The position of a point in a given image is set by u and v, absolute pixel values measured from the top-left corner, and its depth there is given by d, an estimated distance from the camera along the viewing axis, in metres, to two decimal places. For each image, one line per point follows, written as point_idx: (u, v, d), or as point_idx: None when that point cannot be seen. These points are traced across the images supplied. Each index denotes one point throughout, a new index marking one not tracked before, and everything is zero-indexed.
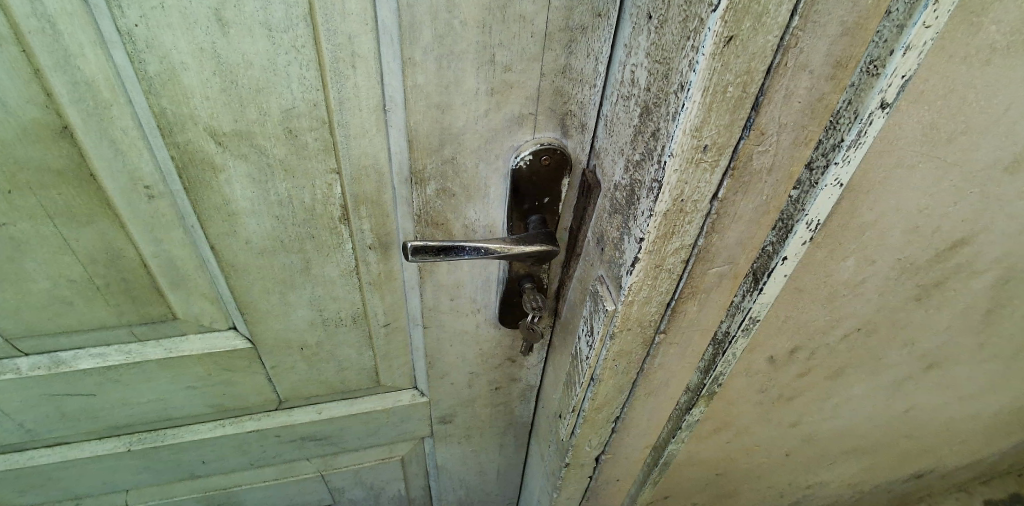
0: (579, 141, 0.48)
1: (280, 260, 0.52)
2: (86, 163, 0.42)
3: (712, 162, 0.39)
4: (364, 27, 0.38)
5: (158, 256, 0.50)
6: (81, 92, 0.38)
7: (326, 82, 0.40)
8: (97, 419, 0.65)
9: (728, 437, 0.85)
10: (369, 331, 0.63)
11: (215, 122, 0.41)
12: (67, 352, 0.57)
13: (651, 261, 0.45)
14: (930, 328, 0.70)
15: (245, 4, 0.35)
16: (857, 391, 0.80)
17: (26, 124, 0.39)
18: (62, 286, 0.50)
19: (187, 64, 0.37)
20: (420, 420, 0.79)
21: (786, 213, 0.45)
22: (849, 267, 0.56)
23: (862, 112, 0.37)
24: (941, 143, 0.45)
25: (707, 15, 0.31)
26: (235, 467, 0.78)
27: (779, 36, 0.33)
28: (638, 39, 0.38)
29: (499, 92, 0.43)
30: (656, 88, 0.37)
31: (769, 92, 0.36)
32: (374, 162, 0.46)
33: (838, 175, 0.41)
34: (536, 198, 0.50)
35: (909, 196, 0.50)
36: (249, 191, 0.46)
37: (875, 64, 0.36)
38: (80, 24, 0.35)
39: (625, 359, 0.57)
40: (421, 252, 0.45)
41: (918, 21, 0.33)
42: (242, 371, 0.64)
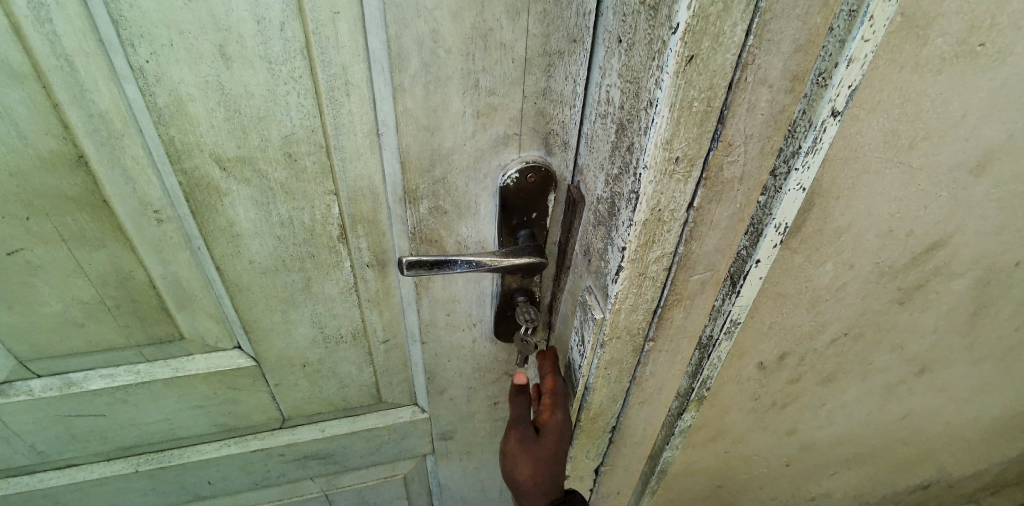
0: (563, 159, 0.51)
1: (282, 279, 0.55)
2: (100, 189, 0.45)
3: (684, 173, 0.42)
4: (357, 58, 0.41)
5: (166, 278, 0.52)
6: (95, 124, 0.41)
7: (322, 109, 0.43)
8: (105, 440, 0.67)
9: (726, 446, 0.86)
10: (369, 348, 0.65)
11: (220, 148, 0.44)
12: (79, 373, 0.59)
13: (634, 269, 0.48)
14: (917, 330, 0.71)
15: (247, 40, 0.38)
16: (850, 396, 0.81)
17: (44, 154, 0.42)
18: (74, 307, 0.52)
19: (194, 96, 0.40)
20: (421, 437, 0.80)
21: (757, 218, 0.48)
22: (828, 272, 0.58)
23: (815, 120, 0.40)
24: (904, 149, 0.48)
25: (668, 37, 0.34)
26: (240, 488, 0.79)
27: (737, 54, 0.36)
28: (611, 61, 0.41)
29: (484, 114, 0.46)
30: (629, 105, 0.40)
31: (732, 106, 0.39)
32: (369, 183, 0.49)
33: (801, 179, 0.43)
34: (525, 212, 0.53)
35: (879, 201, 0.52)
36: (252, 213, 0.48)
37: (823, 76, 0.38)
38: (96, 62, 0.38)
39: (617, 367, 0.59)
40: (416, 267, 0.48)
41: (856, 36, 0.35)
42: (247, 389, 0.65)
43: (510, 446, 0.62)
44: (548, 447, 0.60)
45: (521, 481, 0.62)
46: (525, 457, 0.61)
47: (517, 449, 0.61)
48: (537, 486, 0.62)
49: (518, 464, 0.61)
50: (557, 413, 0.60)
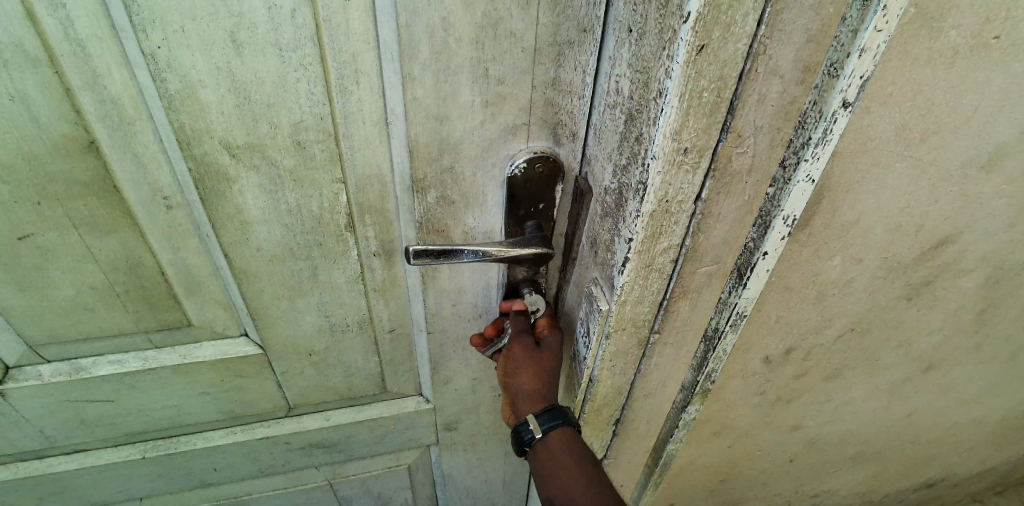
0: (571, 149, 0.51)
1: (289, 267, 0.55)
2: (111, 176, 0.45)
3: (693, 164, 0.42)
4: (367, 46, 0.41)
5: (175, 265, 0.53)
6: (106, 110, 0.41)
7: (332, 97, 0.43)
8: (113, 425, 0.67)
9: (730, 440, 0.86)
10: (375, 337, 0.65)
11: (230, 135, 0.44)
12: (88, 358, 0.60)
13: (641, 261, 0.48)
14: (925, 327, 0.71)
15: (258, 26, 0.38)
16: (856, 393, 0.80)
17: (57, 139, 0.42)
18: (84, 293, 0.53)
19: (205, 82, 0.40)
20: (426, 428, 0.81)
21: (764, 210, 0.48)
22: (836, 266, 0.58)
23: (826, 110, 0.40)
24: (914, 143, 0.48)
25: (679, 26, 0.34)
26: (246, 475, 0.80)
27: (748, 44, 0.36)
28: (622, 51, 0.41)
29: (493, 103, 0.46)
30: (638, 95, 0.40)
31: (742, 97, 0.39)
32: (377, 172, 0.49)
33: (810, 171, 0.43)
34: (531, 204, 0.53)
35: (888, 195, 0.52)
36: (260, 200, 0.49)
37: (835, 67, 0.38)
38: (109, 47, 0.38)
39: (622, 359, 0.59)
40: (423, 256, 0.48)
41: (870, 26, 0.35)
42: (253, 377, 0.66)
43: (512, 354, 0.60)
44: (551, 354, 0.60)
45: (518, 390, 0.60)
46: (529, 362, 0.59)
47: (519, 356, 0.59)
48: (536, 393, 0.60)
49: (519, 372, 0.59)
50: (557, 330, 0.62)
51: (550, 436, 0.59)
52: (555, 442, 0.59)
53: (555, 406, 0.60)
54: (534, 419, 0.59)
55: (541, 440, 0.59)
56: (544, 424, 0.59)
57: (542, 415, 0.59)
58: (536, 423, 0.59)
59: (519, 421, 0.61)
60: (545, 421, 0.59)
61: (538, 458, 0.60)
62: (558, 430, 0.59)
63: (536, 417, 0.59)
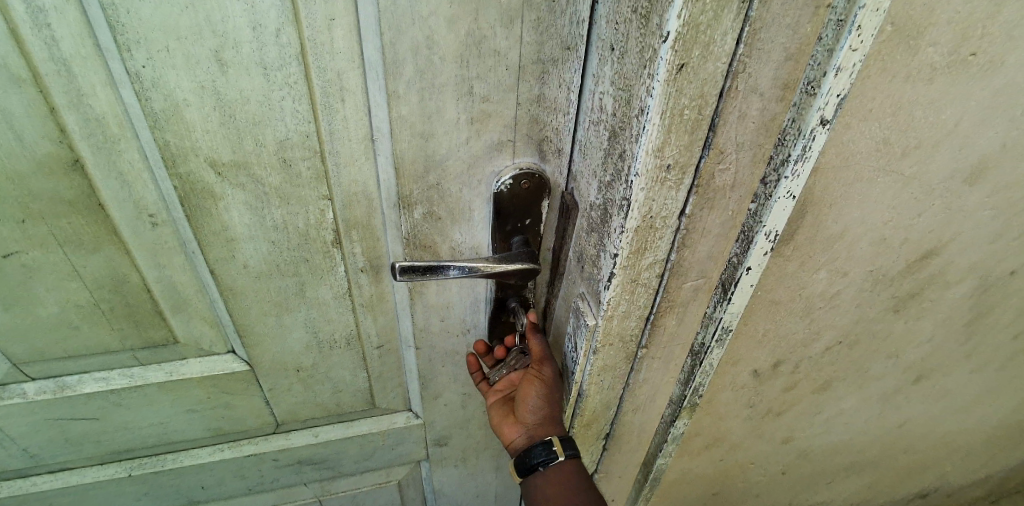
0: (556, 166, 0.51)
1: (276, 283, 0.55)
2: (95, 194, 0.45)
3: (676, 181, 0.42)
4: (351, 64, 0.41)
5: (160, 282, 0.52)
6: (91, 128, 0.41)
7: (317, 115, 0.44)
8: (99, 444, 0.66)
9: (722, 453, 0.85)
10: (363, 353, 0.65)
11: (215, 153, 0.44)
12: (73, 376, 0.59)
13: (627, 276, 0.48)
14: (913, 338, 0.71)
15: (243, 45, 0.39)
16: (847, 404, 0.81)
17: (40, 158, 0.42)
18: (69, 311, 0.52)
19: (190, 101, 0.41)
20: (416, 443, 0.80)
21: (747, 225, 0.48)
22: (822, 280, 0.59)
23: (805, 128, 0.40)
24: (895, 158, 0.48)
25: (659, 46, 0.34)
26: (234, 493, 0.79)
27: (727, 62, 0.37)
28: (605, 69, 0.41)
29: (479, 120, 0.47)
30: (621, 112, 0.41)
31: (723, 114, 0.40)
32: (363, 189, 0.49)
33: (791, 187, 0.43)
34: (519, 219, 0.53)
35: (871, 209, 0.52)
36: (246, 217, 0.49)
37: (812, 85, 0.39)
38: (93, 66, 0.38)
39: (611, 374, 0.59)
40: (409, 272, 0.48)
41: (845, 45, 0.36)
42: (241, 394, 0.65)
43: (542, 375, 0.60)
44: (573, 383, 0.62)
45: (536, 412, 0.61)
46: (554, 386, 0.60)
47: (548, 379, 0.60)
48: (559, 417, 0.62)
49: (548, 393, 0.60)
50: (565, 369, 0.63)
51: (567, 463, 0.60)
52: (568, 468, 0.60)
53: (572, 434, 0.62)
54: (557, 442, 0.60)
55: (558, 462, 0.60)
56: (566, 449, 0.60)
57: (567, 441, 0.61)
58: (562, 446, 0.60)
59: (532, 442, 0.61)
60: (569, 447, 0.60)
61: (546, 481, 0.60)
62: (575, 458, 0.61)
63: (560, 441, 0.60)
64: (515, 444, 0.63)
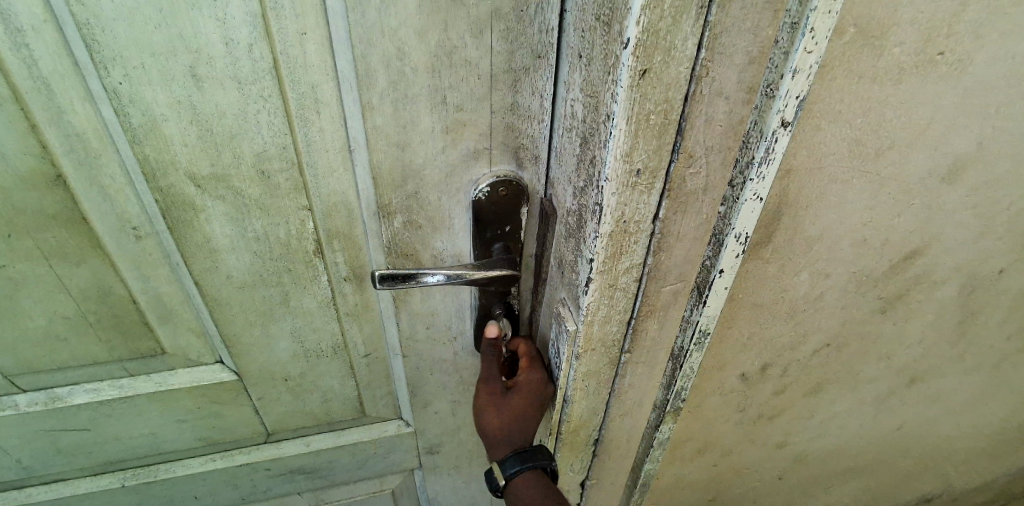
0: (534, 173, 0.52)
1: (260, 293, 0.55)
2: (78, 207, 0.46)
3: (647, 185, 0.43)
4: (326, 77, 0.42)
5: (146, 294, 0.53)
6: (72, 144, 0.42)
7: (294, 127, 0.44)
8: (91, 454, 0.67)
9: (715, 458, 0.85)
10: (351, 362, 0.65)
11: (194, 166, 0.45)
12: (64, 387, 0.60)
13: (603, 281, 0.48)
14: (903, 339, 0.71)
15: (217, 60, 0.40)
16: (839, 407, 0.80)
17: (23, 174, 0.43)
18: (57, 323, 0.53)
19: (167, 116, 0.41)
20: (408, 452, 0.80)
21: (718, 228, 0.48)
22: (804, 282, 0.59)
23: (766, 130, 0.40)
24: (869, 159, 0.49)
25: (620, 52, 0.35)
26: (227, 503, 0.80)
27: (690, 67, 0.37)
28: (575, 76, 0.42)
29: (454, 129, 0.47)
30: (590, 118, 0.41)
31: (690, 119, 0.40)
32: (343, 199, 0.50)
33: (757, 189, 0.43)
34: (498, 226, 0.53)
35: (849, 210, 0.52)
36: (227, 228, 0.49)
37: (771, 88, 0.39)
38: (71, 83, 0.39)
39: (595, 379, 0.59)
40: (389, 280, 0.48)
41: (799, 48, 0.36)
42: (230, 403, 0.66)
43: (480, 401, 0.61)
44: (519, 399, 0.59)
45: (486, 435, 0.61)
46: (495, 409, 0.60)
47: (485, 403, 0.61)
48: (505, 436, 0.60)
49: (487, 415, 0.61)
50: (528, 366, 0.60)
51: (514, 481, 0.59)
52: (519, 487, 0.59)
53: (523, 450, 0.60)
54: (501, 465, 0.60)
55: (507, 484, 0.59)
56: (509, 470, 0.59)
57: (507, 460, 0.59)
58: (500, 468, 0.59)
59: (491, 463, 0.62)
60: (510, 466, 0.59)
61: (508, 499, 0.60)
62: (523, 475, 0.59)
63: (502, 463, 0.59)
64: None
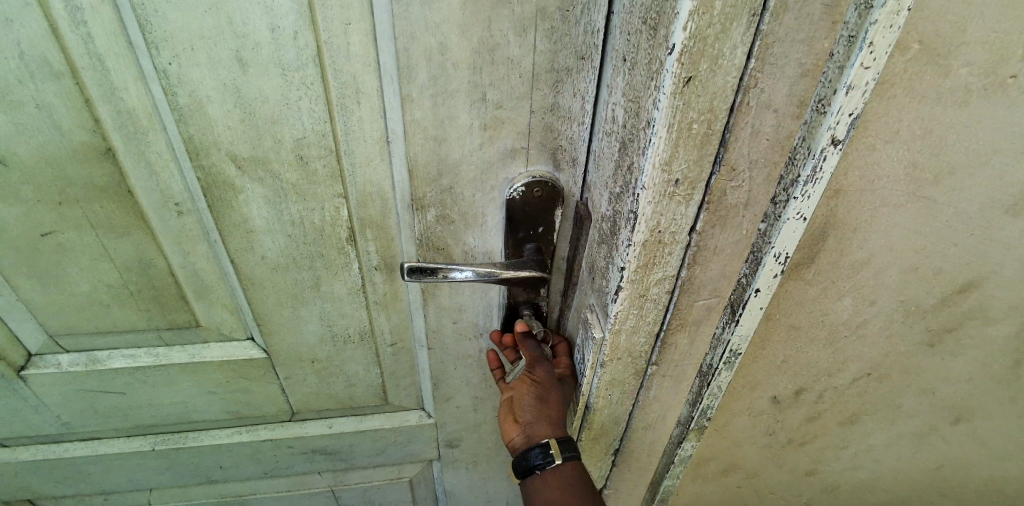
0: (571, 175, 0.51)
1: (292, 276, 0.57)
2: (125, 181, 0.48)
3: (685, 196, 0.41)
4: (367, 68, 0.42)
5: (184, 268, 0.55)
6: (122, 120, 0.44)
7: (333, 115, 0.45)
8: (126, 417, 0.70)
9: (738, 479, 0.82)
10: (377, 350, 0.66)
11: (236, 148, 0.46)
12: (104, 351, 0.63)
13: (634, 290, 0.47)
14: (949, 376, 0.66)
15: (262, 46, 0.40)
16: (876, 440, 0.76)
17: (77, 146, 0.45)
18: (100, 289, 0.56)
19: (212, 98, 0.43)
20: (427, 443, 0.81)
21: (757, 246, 0.46)
22: (846, 307, 0.56)
23: (815, 147, 0.39)
24: (926, 184, 0.46)
25: (665, 58, 0.34)
26: (250, 475, 0.82)
27: (738, 77, 0.36)
28: (618, 79, 0.41)
29: (491, 127, 0.47)
30: (630, 124, 0.40)
31: (735, 130, 0.39)
32: (378, 189, 0.50)
33: (801, 209, 0.42)
34: (530, 227, 0.53)
35: (901, 236, 0.50)
36: (265, 211, 0.51)
37: (822, 103, 0.37)
38: (124, 62, 0.41)
39: (619, 389, 0.58)
40: (417, 273, 0.48)
41: (856, 63, 0.34)
42: (258, 380, 0.68)
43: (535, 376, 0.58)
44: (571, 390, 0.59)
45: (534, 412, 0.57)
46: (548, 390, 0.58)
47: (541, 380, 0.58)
48: (557, 419, 0.57)
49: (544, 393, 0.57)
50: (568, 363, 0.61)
51: (566, 465, 0.56)
52: (568, 471, 0.56)
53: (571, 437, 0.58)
54: (556, 444, 0.56)
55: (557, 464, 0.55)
56: (565, 451, 0.56)
57: (564, 441, 0.56)
58: (559, 447, 0.55)
59: (530, 443, 0.57)
60: (567, 448, 0.56)
61: (545, 482, 0.56)
62: (575, 461, 0.56)
63: (558, 443, 0.56)
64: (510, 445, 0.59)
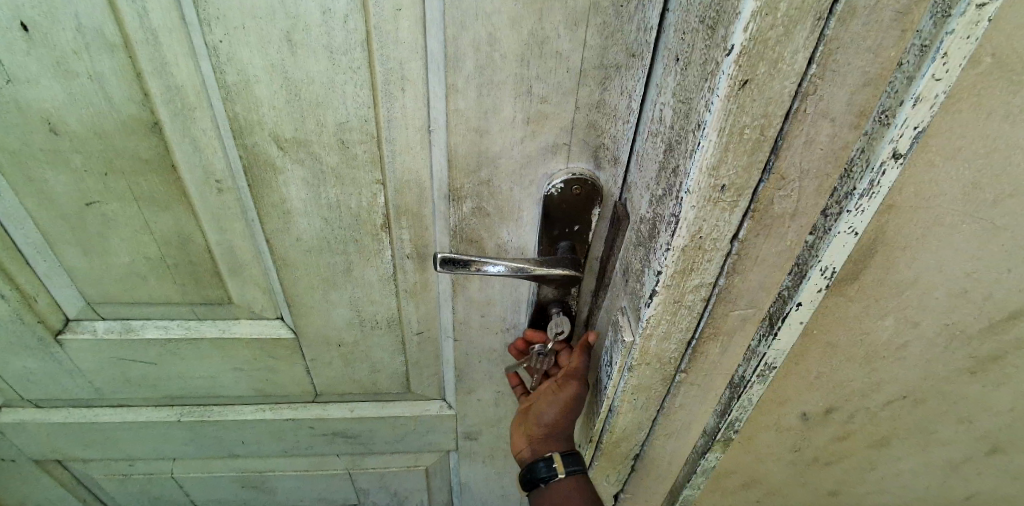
0: (611, 175, 0.50)
1: (325, 259, 0.57)
2: (170, 155, 0.48)
3: (730, 203, 0.40)
4: (415, 55, 0.42)
5: (221, 245, 0.56)
6: (171, 95, 0.44)
7: (377, 101, 0.45)
8: (155, 387, 0.72)
9: (759, 494, 0.81)
10: (403, 338, 0.66)
11: (279, 129, 0.46)
12: (138, 321, 0.64)
13: (669, 296, 0.46)
14: (991, 406, 0.63)
15: (312, 28, 0.40)
16: (905, 466, 0.73)
17: (126, 118, 0.46)
18: (139, 261, 0.57)
19: (260, 77, 0.43)
20: (446, 434, 0.81)
21: (802, 259, 0.45)
22: (887, 327, 0.54)
23: (874, 160, 0.37)
24: (984, 205, 0.44)
25: (722, 59, 0.32)
26: (270, 453, 0.83)
27: (797, 82, 0.34)
28: (668, 79, 0.40)
29: (535, 121, 0.46)
30: (678, 126, 0.39)
31: (789, 137, 0.37)
32: (416, 177, 0.50)
33: (853, 222, 0.40)
34: (566, 225, 0.52)
35: (953, 257, 0.48)
36: (303, 193, 0.51)
37: (887, 114, 0.36)
38: (177, 38, 0.41)
39: (645, 394, 0.57)
40: (449, 264, 0.48)
41: (927, 74, 0.33)
42: (284, 360, 0.69)
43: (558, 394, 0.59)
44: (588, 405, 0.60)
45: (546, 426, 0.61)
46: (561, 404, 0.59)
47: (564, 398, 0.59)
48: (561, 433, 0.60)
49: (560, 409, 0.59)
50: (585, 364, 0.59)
51: (568, 479, 0.58)
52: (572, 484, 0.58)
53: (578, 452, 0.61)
54: (559, 458, 0.59)
55: (560, 478, 0.58)
56: (567, 465, 0.59)
57: (568, 456, 0.59)
58: (560, 461, 0.59)
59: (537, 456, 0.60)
60: (569, 462, 0.59)
61: (547, 495, 0.59)
62: (578, 474, 0.59)
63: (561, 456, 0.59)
64: (520, 456, 0.62)
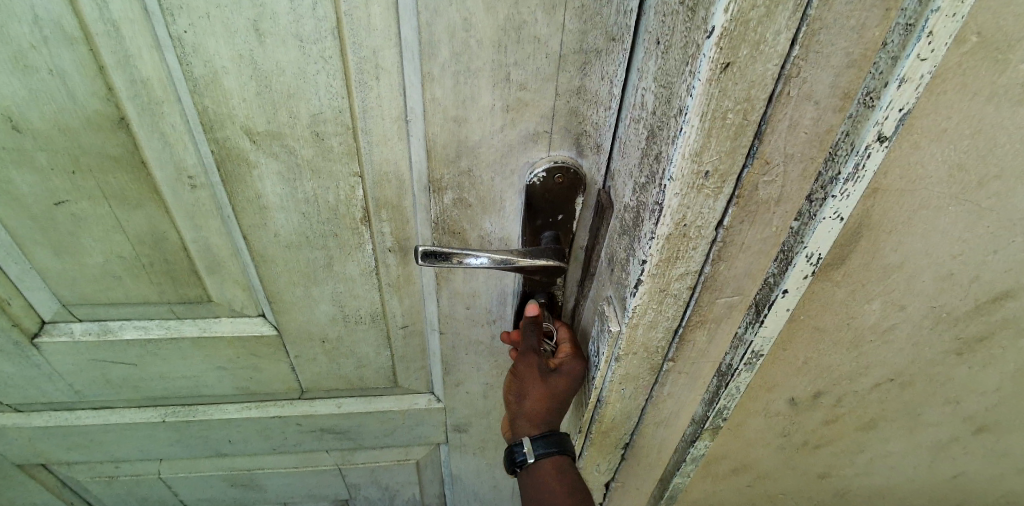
0: (594, 162, 0.49)
1: (305, 255, 0.56)
2: (139, 152, 0.47)
3: (714, 189, 0.39)
4: (388, 42, 0.41)
5: (197, 243, 0.54)
6: (136, 89, 0.43)
7: (351, 91, 0.43)
8: (137, 388, 0.70)
9: (749, 479, 0.81)
10: (388, 332, 0.65)
11: (251, 121, 0.45)
12: (116, 322, 0.63)
13: (655, 284, 0.45)
14: (976, 387, 0.63)
15: (280, 16, 0.39)
16: (893, 447, 0.74)
17: (90, 114, 0.44)
18: (113, 261, 0.56)
19: (228, 69, 0.41)
20: (435, 427, 0.81)
21: (788, 245, 0.45)
22: (873, 311, 0.54)
23: (859, 144, 0.37)
24: (969, 187, 0.43)
25: (702, 41, 0.31)
26: (258, 451, 0.82)
27: (780, 64, 0.33)
28: (649, 63, 0.39)
29: (514, 109, 0.45)
30: (660, 111, 0.38)
31: (772, 121, 0.36)
32: (394, 169, 0.49)
33: (838, 207, 0.41)
34: (549, 215, 0.51)
35: (938, 240, 0.47)
36: (279, 187, 0.49)
37: (871, 96, 0.35)
38: (139, 29, 0.39)
39: (633, 384, 0.57)
40: (431, 258, 0.47)
41: (912, 54, 0.32)
42: (268, 358, 0.68)
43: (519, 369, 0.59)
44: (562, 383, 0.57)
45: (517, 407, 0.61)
46: (522, 384, 0.60)
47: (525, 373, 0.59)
48: (536, 418, 0.60)
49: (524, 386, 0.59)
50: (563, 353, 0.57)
51: (542, 462, 0.60)
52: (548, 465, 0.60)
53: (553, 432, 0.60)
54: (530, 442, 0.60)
55: (532, 463, 0.60)
56: (538, 448, 0.60)
57: (539, 439, 0.60)
58: (530, 446, 0.60)
59: (515, 438, 0.62)
60: (539, 446, 0.60)
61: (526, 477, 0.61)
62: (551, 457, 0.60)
63: (532, 441, 0.60)
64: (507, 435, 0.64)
